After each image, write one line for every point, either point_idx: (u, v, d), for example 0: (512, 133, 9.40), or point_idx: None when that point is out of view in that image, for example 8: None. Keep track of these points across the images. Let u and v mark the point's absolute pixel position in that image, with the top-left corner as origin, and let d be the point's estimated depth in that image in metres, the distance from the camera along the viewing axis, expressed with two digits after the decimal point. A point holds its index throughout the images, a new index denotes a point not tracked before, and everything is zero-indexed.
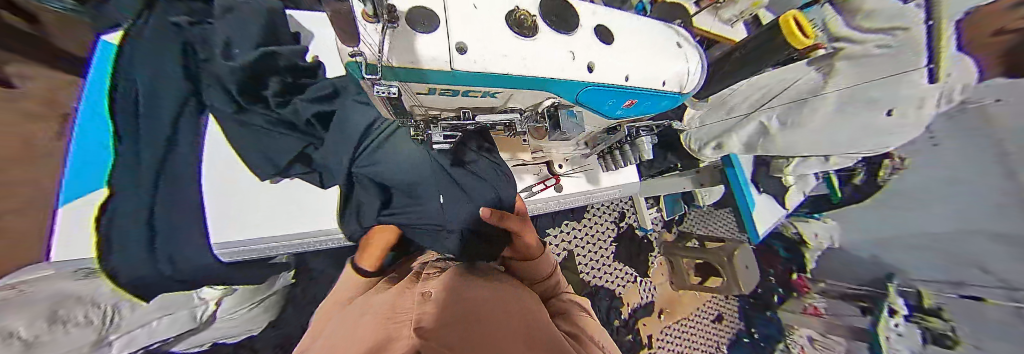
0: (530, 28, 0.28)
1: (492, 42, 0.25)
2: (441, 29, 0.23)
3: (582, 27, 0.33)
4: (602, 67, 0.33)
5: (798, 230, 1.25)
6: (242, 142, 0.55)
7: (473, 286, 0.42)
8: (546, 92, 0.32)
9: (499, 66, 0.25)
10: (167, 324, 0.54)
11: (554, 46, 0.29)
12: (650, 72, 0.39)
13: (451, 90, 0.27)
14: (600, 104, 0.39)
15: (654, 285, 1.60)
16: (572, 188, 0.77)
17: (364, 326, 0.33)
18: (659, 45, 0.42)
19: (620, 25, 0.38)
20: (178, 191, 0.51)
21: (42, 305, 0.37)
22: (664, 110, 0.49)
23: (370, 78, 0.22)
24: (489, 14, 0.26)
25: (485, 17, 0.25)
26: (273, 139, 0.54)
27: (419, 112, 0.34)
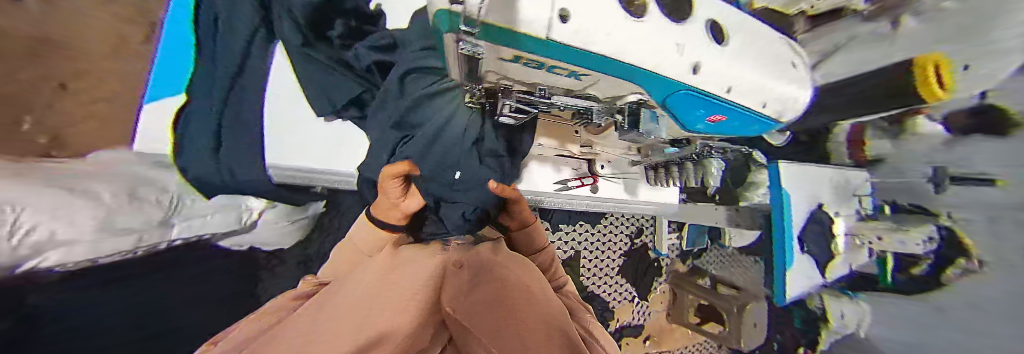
0: (642, 8, 0.23)
1: (611, 10, 0.20)
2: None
3: (697, 17, 0.27)
4: (715, 68, 0.27)
5: None
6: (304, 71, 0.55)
7: (497, 265, 0.40)
8: (641, 86, 0.27)
9: (600, 45, 0.20)
10: (219, 221, 0.58)
11: (664, 33, 0.23)
12: (761, 86, 0.31)
13: (538, 63, 0.23)
14: (687, 118, 0.33)
15: (650, 310, 1.55)
16: (607, 192, 0.72)
17: (382, 282, 0.30)
18: (777, 58, 0.34)
19: (744, 24, 0.32)
20: (248, 103, 0.59)
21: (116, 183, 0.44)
22: (748, 135, 0.41)
23: (466, 29, 0.18)
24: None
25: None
26: (335, 75, 0.55)
27: (489, 77, 0.30)
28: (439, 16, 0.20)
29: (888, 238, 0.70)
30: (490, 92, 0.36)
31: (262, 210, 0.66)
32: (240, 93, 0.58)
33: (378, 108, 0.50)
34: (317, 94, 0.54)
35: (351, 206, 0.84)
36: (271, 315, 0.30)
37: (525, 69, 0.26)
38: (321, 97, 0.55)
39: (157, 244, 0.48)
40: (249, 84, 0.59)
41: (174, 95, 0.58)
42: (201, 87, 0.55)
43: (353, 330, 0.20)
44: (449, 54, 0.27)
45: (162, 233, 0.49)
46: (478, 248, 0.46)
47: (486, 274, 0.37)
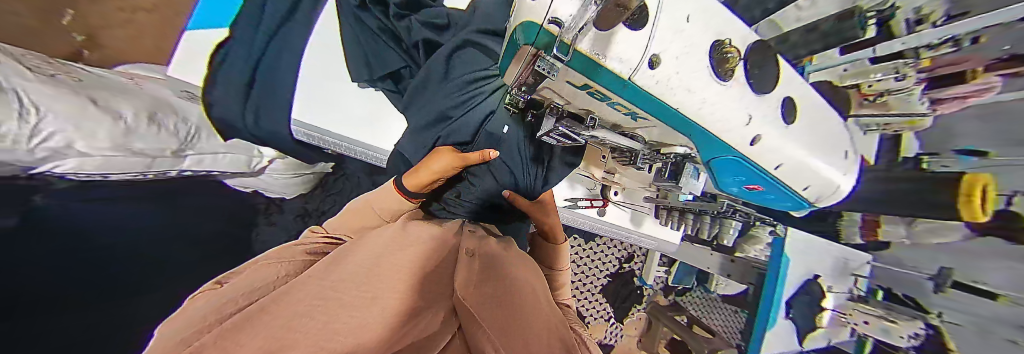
0: (730, 72, 0.22)
1: (692, 73, 0.20)
2: (647, 30, 0.18)
3: (775, 91, 0.26)
4: (777, 145, 0.26)
5: None
6: (353, 38, 0.56)
7: (504, 266, 0.39)
8: (698, 146, 0.26)
9: (675, 97, 0.20)
10: (230, 162, 0.57)
11: (739, 100, 0.23)
12: (813, 170, 0.30)
13: (604, 96, 0.23)
14: (729, 181, 0.32)
15: (622, 333, 1.57)
16: (614, 218, 0.72)
17: (398, 256, 0.30)
18: (839, 142, 0.32)
19: (818, 106, 0.30)
20: (286, 54, 0.60)
21: (139, 103, 0.44)
22: (774, 209, 0.38)
23: (558, 54, 0.18)
24: (697, 37, 0.20)
25: (693, 34, 0.20)
26: (380, 48, 0.55)
27: (544, 96, 0.30)
28: (523, 27, 0.20)
29: (871, 323, 0.58)
30: (534, 101, 0.35)
31: (271, 159, 0.65)
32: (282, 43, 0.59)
33: (424, 92, 0.49)
34: (361, 60, 0.54)
35: (356, 172, 0.84)
36: (279, 267, 0.29)
37: (583, 97, 0.25)
38: (367, 65, 0.54)
39: (167, 171, 0.49)
40: (291, 36, 0.60)
41: (217, 29, 0.62)
42: (242, 30, 0.56)
43: (374, 316, 0.20)
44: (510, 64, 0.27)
45: (174, 163, 0.49)
46: (484, 240, 0.45)
47: (496, 272, 0.37)
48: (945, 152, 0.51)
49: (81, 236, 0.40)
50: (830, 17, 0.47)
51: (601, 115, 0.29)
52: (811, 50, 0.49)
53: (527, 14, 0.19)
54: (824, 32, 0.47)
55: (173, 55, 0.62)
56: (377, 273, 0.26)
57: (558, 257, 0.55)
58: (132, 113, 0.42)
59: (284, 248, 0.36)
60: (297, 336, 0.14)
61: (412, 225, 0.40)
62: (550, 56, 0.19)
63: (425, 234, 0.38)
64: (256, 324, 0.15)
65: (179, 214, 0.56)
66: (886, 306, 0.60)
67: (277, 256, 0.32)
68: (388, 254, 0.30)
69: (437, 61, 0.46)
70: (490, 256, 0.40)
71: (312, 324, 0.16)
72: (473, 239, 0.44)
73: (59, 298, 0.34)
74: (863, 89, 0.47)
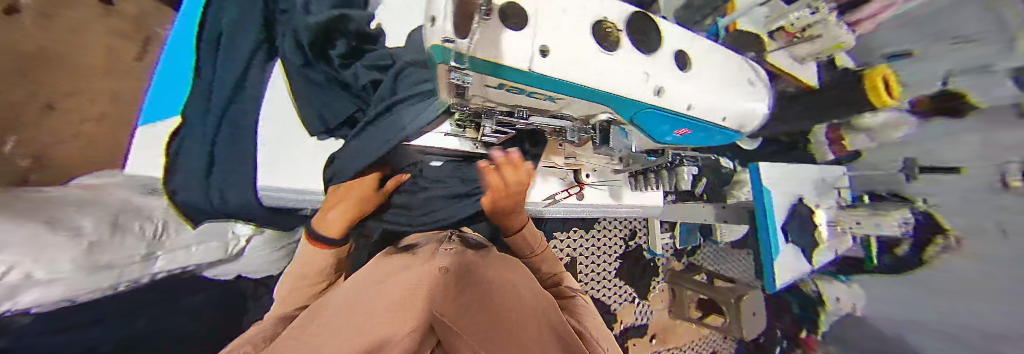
0: (613, 43, 0.27)
1: (578, 52, 0.24)
2: (530, 28, 0.22)
3: (662, 47, 0.31)
4: (680, 90, 0.31)
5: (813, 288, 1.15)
6: (303, 97, 0.58)
7: (489, 281, 0.37)
8: (614, 107, 0.30)
9: (573, 74, 0.24)
10: (203, 251, 0.60)
11: (630, 64, 0.27)
12: (722, 103, 0.35)
13: (520, 89, 0.27)
14: (658, 133, 0.36)
15: (651, 310, 1.57)
16: (595, 198, 0.74)
17: (371, 299, 0.28)
18: (736, 75, 0.38)
19: (709, 49, 0.36)
20: (240, 129, 0.60)
21: (99, 218, 0.44)
22: (711, 145, 0.43)
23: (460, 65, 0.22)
24: (577, 24, 0.25)
25: (570, 20, 0.25)
26: (333, 101, 0.58)
27: (478, 104, 0.33)
28: (433, 49, 0.23)
29: (862, 223, 0.84)
30: (477, 111, 0.39)
31: (249, 236, 0.70)
32: (235, 113, 0.59)
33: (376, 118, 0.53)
34: (312, 116, 0.57)
35: None
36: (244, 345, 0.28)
37: (507, 93, 0.29)
38: (321, 117, 0.57)
39: (140, 277, 0.49)
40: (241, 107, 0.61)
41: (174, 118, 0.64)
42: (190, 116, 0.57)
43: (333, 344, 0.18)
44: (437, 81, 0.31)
45: (144, 267, 0.49)
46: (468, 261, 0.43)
47: (481, 286, 0.35)
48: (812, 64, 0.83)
49: None
50: None
51: (529, 105, 0.33)
52: None
53: (433, 40, 0.23)
54: None
55: (126, 156, 0.62)
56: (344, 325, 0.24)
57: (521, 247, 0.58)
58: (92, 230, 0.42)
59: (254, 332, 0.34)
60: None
61: (389, 270, 0.39)
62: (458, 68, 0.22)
63: (402, 266, 0.38)
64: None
65: None
66: (873, 205, 0.88)
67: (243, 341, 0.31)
68: (358, 305, 0.28)
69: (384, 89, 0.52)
70: (468, 267, 0.39)
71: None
72: (451, 253, 0.42)
73: None
74: None
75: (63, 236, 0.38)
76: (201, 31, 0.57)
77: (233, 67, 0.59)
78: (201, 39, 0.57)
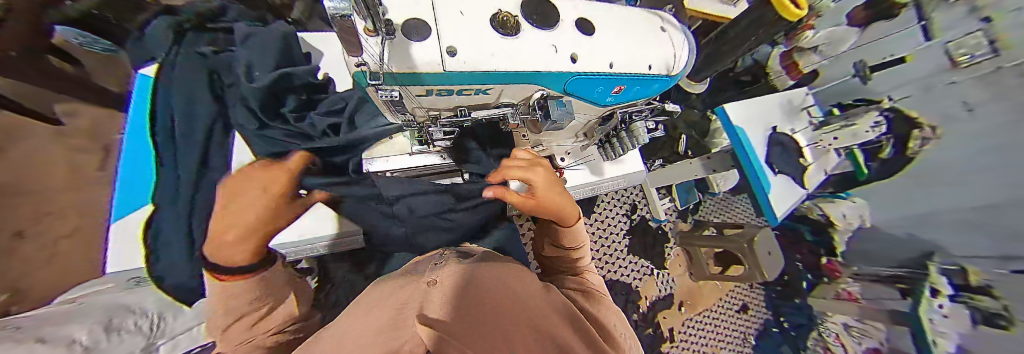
0: (516, 27, 0.29)
1: (483, 42, 0.27)
2: (432, 35, 0.25)
3: (568, 19, 0.34)
4: (596, 53, 0.33)
5: (826, 212, 1.32)
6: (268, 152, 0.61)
7: (495, 281, 0.33)
8: (541, 82, 0.32)
9: (486, 64, 0.27)
10: (206, 329, 0.57)
11: (537, 42, 0.30)
12: (641, 53, 0.37)
13: (447, 90, 0.30)
14: (594, 95, 0.39)
15: (672, 277, 1.56)
16: (576, 179, 0.78)
17: (356, 329, 0.24)
18: (648, 27, 0.41)
19: (617, 11, 0.39)
20: (213, 200, 0.60)
21: (91, 320, 0.43)
22: (653, 95, 0.47)
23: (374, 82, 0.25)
24: (475, 20, 0.28)
25: (466, 20, 0.27)
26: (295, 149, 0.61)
27: (420, 113, 0.38)
28: (356, 74, 0.26)
29: (840, 137, 1.05)
30: (425, 121, 0.41)
31: None
32: (205, 188, 0.60)
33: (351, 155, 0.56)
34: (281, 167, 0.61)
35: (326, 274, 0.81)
36: None
37: (440, 98, 0.32)
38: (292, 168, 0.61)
39: None
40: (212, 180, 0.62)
41: (141, 208, 0.69)
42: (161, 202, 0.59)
43: None
44: (378, 101, 0.34)
45: None
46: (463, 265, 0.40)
47: (480, 283, 0.31)
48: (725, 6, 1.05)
49: None
50: None
51: (464, 103, 0.37)
52: None
53: (352, 65, 0.26)
54: None
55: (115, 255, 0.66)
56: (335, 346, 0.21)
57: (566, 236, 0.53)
58: (86, 332, 0.40)
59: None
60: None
61: (381, 296, 0.36)
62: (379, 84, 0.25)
63: (390, 296, 0.33)
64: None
65: None
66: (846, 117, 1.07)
67: None
68: (346, 332, 0.25)
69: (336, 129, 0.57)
70: (469, 274, 0.33)
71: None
72: (452, 268, 0.37)
73: None
74: None
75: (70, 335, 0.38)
76: (153, 122, 0.60)
77: (193, 144, 0.60)
78: (155, 133, 0.60)
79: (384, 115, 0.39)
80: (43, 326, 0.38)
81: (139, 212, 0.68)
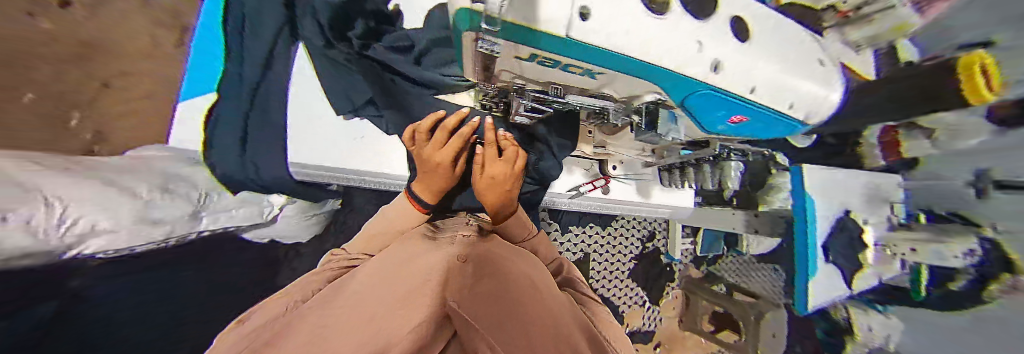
0: (666, 5, 0.23)
1: (630, 10, 0.21)
2: None
3: (728, 13, 0.27)
4: (743, 67, 0.27)
5: (850, 317, 1.04)
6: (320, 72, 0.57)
7: (505, 273, 0.35)
8: (665, 85, 0.27)
9: (614, 43, 0.22)
10: (244, 215, 0.66)
11: (686, 35, 0.24)
12: (786, 85, 0.30)
13: (553, 61, 0.25)
14: (707, 121, 0.33)
15: (661, 316, 1.52)
16: (619, 194, 0.72)
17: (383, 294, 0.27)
18: (809, 51, 0.32)
19: (782, 23, 0.31)
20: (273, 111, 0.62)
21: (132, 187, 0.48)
22: (773, 138, 0.38)
23: (486, 28, 0.21)
24: None
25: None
26: (346, 74, 0.56)
27: (504, 78, 0.34)
28: (461, 13, 0.22)
29: (919, 250, 0.73)
30: (501, 87, 0.38)
31: (282, 206, 0.74)
32: (265, 93, 0.61)
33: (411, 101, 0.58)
34: (340, 95, 0.57)
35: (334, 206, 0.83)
36: (288, 298, 0.34)
37: (538, 67, 0.28)
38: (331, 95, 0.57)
39: (188, 234, 0.56)
40: (270, 89, 0.61)
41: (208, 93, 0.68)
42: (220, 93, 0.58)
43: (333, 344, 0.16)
44: (465, 58, 0.31)
45: (193, 225, 0.57)
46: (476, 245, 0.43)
47: (491, 273, 0.33)
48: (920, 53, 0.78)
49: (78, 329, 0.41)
50: None
51: (560, 81, 0.32)
52: None
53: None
54: None
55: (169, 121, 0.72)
56: (363, 308, 0.25)
57: (516, 231, 0.53)
58: (145, 189, 0.50)
59: (296, 285, 0.39)
60: (322, 333, 0.20)
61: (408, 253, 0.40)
62: (487, 29, 0.21)
63: (416, 255, 0.38)
64: (293, 328, 0.22)
65: (193, 278, 0.61)
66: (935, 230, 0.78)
67: (290, 290, 0.37)
68: (370, 293, 0.29)
69: (403, 64, 0.57)
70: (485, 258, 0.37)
71: (335, 332, 0.20)
72: (466, 244, 0.41)
73: None
74: (840, 9, 0.67)
75: (110, 198, 0.43)
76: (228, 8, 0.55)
77: (258, 44, 0.58)
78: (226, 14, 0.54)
79: (465, 73, 0.35)
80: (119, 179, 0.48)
81: (204, 97, 0.68)
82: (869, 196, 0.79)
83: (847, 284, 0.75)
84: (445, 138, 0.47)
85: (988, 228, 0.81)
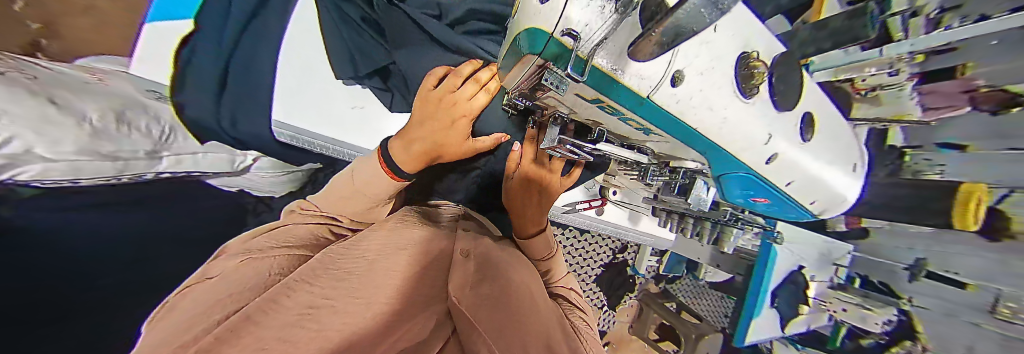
0: (755, 88, 0.24)
1: (716, 91, 0.22)
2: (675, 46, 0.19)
3: (798, 107, 0.29)
4: (786, 159, 0.30)
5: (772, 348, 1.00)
6: (340, 25, 0.61)
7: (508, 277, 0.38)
8: (711, 155, 0.29)
9: (696, 116, 0.23)
10: (211, 161, 0.69)
11: (758, 123, 0.26)
12: (818, 183, 0.34)
13: (617, 111, 0.25)
14: (730, 190, 0.36)
15: (614, 320, 1.63)
16: (613, 216, 0.79)
17: (392, 287, 0.30)
18: (844, 151, 0.35)
19: (834, 118, 0.33)
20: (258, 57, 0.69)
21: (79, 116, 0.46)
22: (779, 216, 0.43)
23: (572, 73, 0.19)
24: (728, 59, 0.22)
25: (721, 45, 0.21)
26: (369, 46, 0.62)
27: (546, 100, 0.31)
28: (532, 33, 0.20)
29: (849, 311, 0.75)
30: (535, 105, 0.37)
31: (256, 158, 0.79)
32: (248, 45, 0.67)
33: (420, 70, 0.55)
34: (344, 58, 0.62)
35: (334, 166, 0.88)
36: (271, 261, 0.33)
37: (595, 109, 0.27)
38: (358, 60, 0.61)
39: (145, 173, 0.58)
40: (258, 37, 0.69)
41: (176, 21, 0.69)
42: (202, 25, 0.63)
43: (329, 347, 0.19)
44: (513, 72, 0.29)
45: (150, 164, 0.58)
46: (473, 240, 0.45)
47: (494, 273, 0.37)
48: (928, 145, 0.58)
49: (44, 244, 0.40)
50: (838, 15, 0.34)
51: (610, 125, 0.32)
52: (818, 50, 0.36)
53: (537, 16, 0.19)
54: (835, 30, 0.34)
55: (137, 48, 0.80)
56: (364, 290, 0.28)
57: (545, 245, 0.56)
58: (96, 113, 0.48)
59: (246, 243, 0.38)
60: (305, 322, 0.22)
61: (416, 237, 0.42)
62: (562, 68, 0.20)
63: (419, 237, 0.42)
64: (285, 291, 0.25)
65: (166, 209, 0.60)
66: (863, 293, 0.77)
67: (269, 248, 0.36)
68: (366, 276, 0.31)
69: (436, 26, 0.53)
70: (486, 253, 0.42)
71: (330, 311, 0.23)
72: (466, 241, 0.43)
73: (19, 299, 0.35)
74: (858, 83, 0.47)
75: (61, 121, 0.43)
76: None
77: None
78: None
79: (506, 81, 0.33)
80: (67, 96, 0.46)
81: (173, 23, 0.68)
82: (826, 255, 0.80)
83: (783, 326, 0.81)
84: (473, 90, 0.42)
85: (905, 301, 0.72)
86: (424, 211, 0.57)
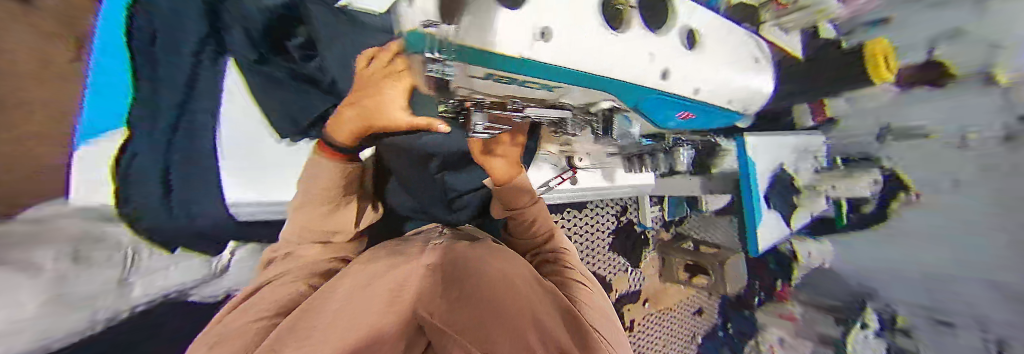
0: (623, 22, 0.29)
1: (588, 34, 0.24)
2: (532, 9, 0.20)
3: (673, 26, 0.34)
4: (685, 73, 0.34)
5: None
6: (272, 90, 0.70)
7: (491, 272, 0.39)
8: (621, 90, 0.32)
9: (583, 63, 0.24)
10: (182, 272, 0.64)
11: (638, 48, 0.29)
12: (723, 84, 0.39)
13: (514, 79, 0.27)
14: (656, 115, 0.40)
15: (643, 277, 1.61)
16: (587, 180, 0.84)
17: (377, 312, 0.29)
18: (730, 51, 0.40)
19: (709, 28, 0.39)
20: None
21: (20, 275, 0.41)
22: (712, 122, 0.47)
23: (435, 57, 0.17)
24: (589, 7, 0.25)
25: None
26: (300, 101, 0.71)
27: (461, 93, 0.32)
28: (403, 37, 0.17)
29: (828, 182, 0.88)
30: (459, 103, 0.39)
31: (232, 250, 0.72)
32: None
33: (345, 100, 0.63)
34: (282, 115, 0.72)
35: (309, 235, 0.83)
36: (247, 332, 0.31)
37: (499, 85, 0.29)
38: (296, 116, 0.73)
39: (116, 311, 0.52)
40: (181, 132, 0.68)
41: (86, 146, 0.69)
42: None
43: None
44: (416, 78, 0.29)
45: None
46: (453, 256, 0.44)
47: (475, 274, 0.37)
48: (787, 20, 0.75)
49: None
50: None
51: (521, 94, 0.35)
52: None
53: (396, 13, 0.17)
54: None
55: None
56: (349, 323, 0.27)
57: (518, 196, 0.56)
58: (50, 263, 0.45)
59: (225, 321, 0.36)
60: None
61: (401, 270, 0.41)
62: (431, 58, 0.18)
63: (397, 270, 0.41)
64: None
65: None
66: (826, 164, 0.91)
67: (241, 321, 0.34)
68: (350, 311, 0.29)
69: None
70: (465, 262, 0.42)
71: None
72: (445, 258, 0.43)
73: None
74: None
75: None
76: None
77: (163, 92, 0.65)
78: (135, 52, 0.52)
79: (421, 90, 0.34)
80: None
81: None
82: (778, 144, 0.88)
83: (788, 223, 0.89)
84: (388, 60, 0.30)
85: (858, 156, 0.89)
86: (402, 250, 0.57)
